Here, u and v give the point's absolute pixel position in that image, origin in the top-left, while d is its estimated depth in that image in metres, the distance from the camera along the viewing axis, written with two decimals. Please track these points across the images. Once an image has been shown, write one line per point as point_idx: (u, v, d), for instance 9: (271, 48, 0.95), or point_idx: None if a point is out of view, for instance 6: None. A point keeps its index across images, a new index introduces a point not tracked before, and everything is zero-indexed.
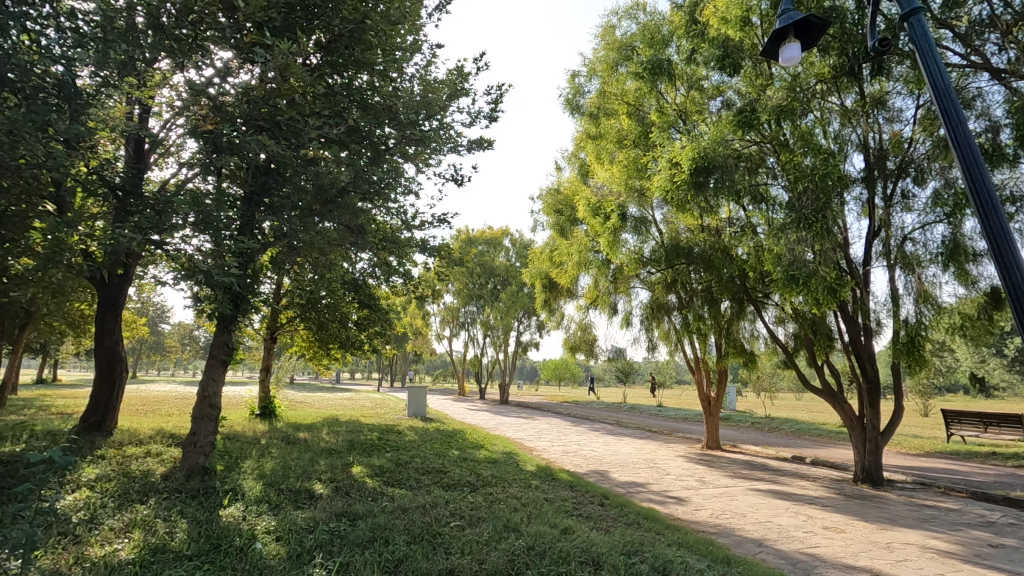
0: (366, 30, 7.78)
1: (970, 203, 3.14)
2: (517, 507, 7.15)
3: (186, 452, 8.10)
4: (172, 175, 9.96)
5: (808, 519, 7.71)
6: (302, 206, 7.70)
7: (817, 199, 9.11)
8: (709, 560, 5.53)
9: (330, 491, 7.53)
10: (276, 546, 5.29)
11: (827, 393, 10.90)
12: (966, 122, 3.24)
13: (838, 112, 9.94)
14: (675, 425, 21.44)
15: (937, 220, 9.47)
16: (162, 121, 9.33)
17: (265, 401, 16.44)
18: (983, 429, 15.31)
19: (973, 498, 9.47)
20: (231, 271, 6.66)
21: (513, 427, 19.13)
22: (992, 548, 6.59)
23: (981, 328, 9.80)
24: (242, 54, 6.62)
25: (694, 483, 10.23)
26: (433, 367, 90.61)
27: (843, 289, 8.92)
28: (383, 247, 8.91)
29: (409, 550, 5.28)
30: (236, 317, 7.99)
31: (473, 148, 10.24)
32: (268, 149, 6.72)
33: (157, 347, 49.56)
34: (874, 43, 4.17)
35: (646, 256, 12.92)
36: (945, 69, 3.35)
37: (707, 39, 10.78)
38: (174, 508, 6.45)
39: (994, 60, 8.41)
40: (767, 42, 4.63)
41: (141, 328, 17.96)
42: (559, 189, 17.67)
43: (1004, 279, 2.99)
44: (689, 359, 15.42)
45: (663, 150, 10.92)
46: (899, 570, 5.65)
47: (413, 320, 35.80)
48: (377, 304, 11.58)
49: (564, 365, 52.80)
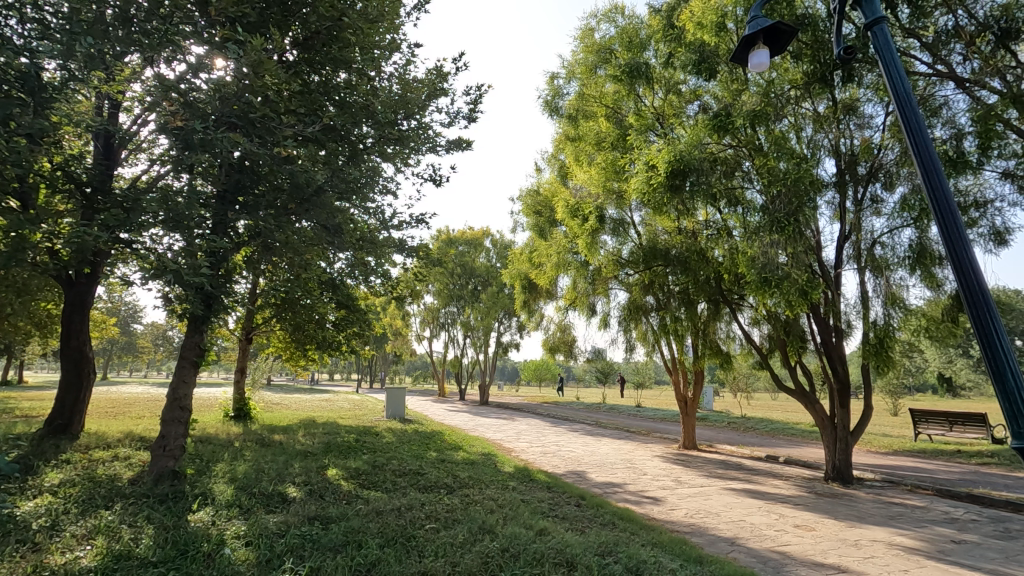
0: (344, 28, 7.75)
1: (928, 206, 3.22)
2: (493, 509, 7.12)
3: (154, 456, 7.89)
4: (142, 172, 9.69)
5: (779, 517, 7.84)
6: (278, 206, 7.75)
7: (790, 202, 9.25)
8: (681, 560, 5.58)
9: (303, 494, 7.42)
10: (245, 552, 5.20)
11: (800, 393, 11.08)
12: (926, 128, 3.31)
13: (811, 118, 10.11)
14: (653, 425, 21.67)
15: (905, 224, 9.72)
16: (132, 116, 9.07)
17: (240, 403, 16.15)
18: (949, 428, 15.73)
19: (938, 496, 9.73)
20: (203, 272, 6.50)
21: (493, 427, 19.16)
22: (954, 544, 6.78)
23: (945, 330, 10.13)
24: (216, 50, 6.45)
25: (670, 483, 10.32)
26: (414, 367, 90.17)
27: (814, 291, 9.05)
28: (361, 247, 8.80)
29: (382, 554, 5.23)
30: (209, 317, 7.84)
31: (452, 148, 10.21)
32: (241, 147, 6.55)
33: (128, 348, 48.43)
34: (840, 51, 4.26)
35: (624, 257, 13.00)
36: (906, 75, 3.44)
37: (684, 44, 10.87)
38: (141, 513, 6.30)
39: (959, 70, 8.64)
40: (737, 48, 4.69)
41: (111, 329, 17.47)
42: (538, 190, 17.69)
43: (960, 280, 3.06)
44: (666, 360, 15.56)
45: (640, 153, 10.98)
46: (866, 568, 5.77)
47: (393, 320, 35.60)
48: (355, 305, 11.46)
49: (544, 365, 53.00)
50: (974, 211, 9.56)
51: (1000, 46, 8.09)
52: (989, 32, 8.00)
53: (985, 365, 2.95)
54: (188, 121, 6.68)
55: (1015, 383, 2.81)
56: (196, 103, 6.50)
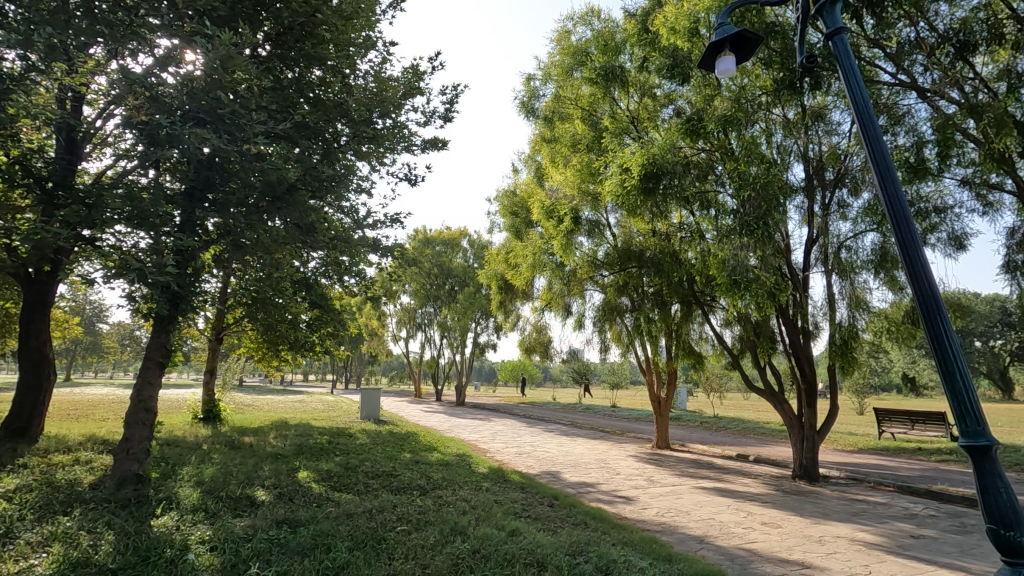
0: (317, 24, 7.70)
1: (884, 212, 3.32)
2: (465, 509, 7.12)
3: (117, 459, 7.66)
4: (108, 167, 9.42)
5: (747, 515, 8.00)
6: (250, 203, 7.51)
7: (759, 206, 9.46)
8: (650, 559, 5.64)
9: (272, 497, 7.30)
10: (210, 557, 5.09)
11: (769, 393, 11.31)
12: (881, 134, 3.42)
13: (781, 124, 10.36)
14: (628, 425, 21.90)
15: (869, 229, 10.01)
16: (96, 110, 8.79)
17: (209, 404, 15.77)
18: (910, 425, 16.24)
19: (899, 492, 10.05)
20: (168, 271, 6.29)
21: (469, 428, 19.12)
22: (914, 540, 7.00)
23: (905, 332, 10.48)
24: (185, 42, 6.25)
25: (642, 483, 10.41)
26: (390, 367, 89.46)
27: (782, 292, 9.27)
28: (335, 246, 8.68)
29: (352, 557, 5.16)
30: (176, 318, 7.64)
31: (427, 148, 10.17)
32: (209, 143, 6.35)
33: (93, 348, 46.95)
34: (803, 59, 4.37)
35: (600, 259, 13.11)
36: (864, 84, 3.55)
37: (658, 48, 11.04)
38: (100, 518, 6.11)
39: (920, 80, 8.90)
40: (704, 53, 4.75)
41: (74, 328, 16.88)
42: (515, 191, 17.71)
43: (913, 284, 3.16)
44: (640, 360, 15.68)
45: (615, 156, 11.07)
46: (828, 563, 5.92)
47: (369, 320, 35.26)
48: (329, 305, 11.27)
49: (521, 366, 52.97)
50: (934, 217, 9.91)
51: (959, 58, 8.36)
52: (949, 43, 8.28)
53: (936, 366, 3.03)
54: (153, 116, 6.47)
55: (964, 384, 2.90)
56: (163, 97, 6.24)
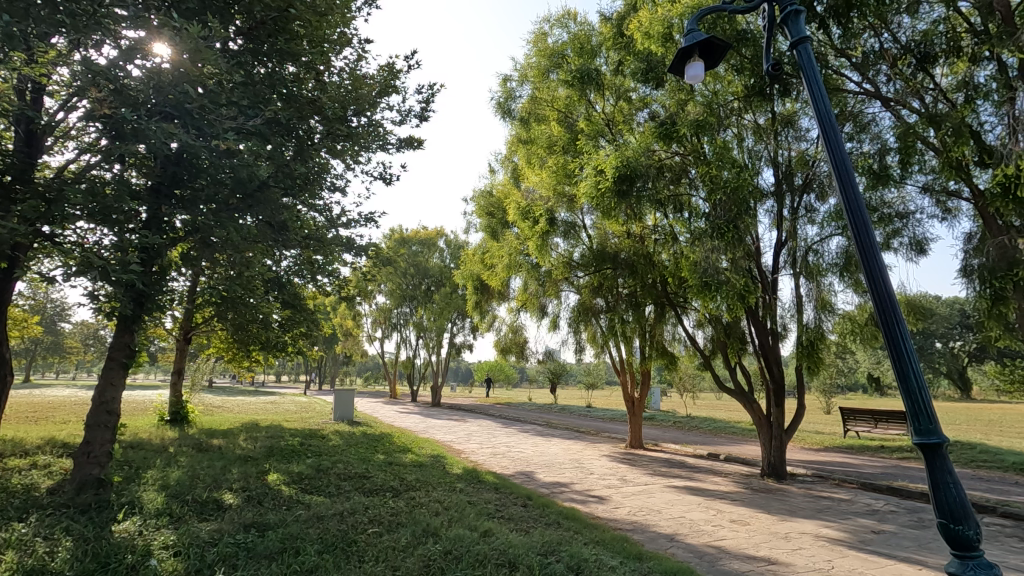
0: (291, 20, 7.56)
1: (844, 215, 3.43)
2: (438, 510, 7.13)
3: (77, 463, 7.38)
4: (70, 161, 9.08)
5: (716, 513, 8.14)
6: (219, 201, 7.34)
7: (730, 210, 9.66)
8: (621, 557, 5.70)
9: (240, 501, 7.15)
10: (173, 562, 4.96)
11: (739, 393, 11.53)
12: (841, 141, 3.53)
13: (751, 129, 10.60)
14: (603, 426, 22.07)
15: (834, 233, 10.31)
16: (57, 102, 8.45)
17: (177, 406, 15.37)
18: (874, 424, 16.73)
19: (862, 489, 10.36)
20: (132, 268, 6.07)
21: (444, 429, 19.03)
22: (875, 535, 7.22)
23: (869, 333, 10.82)
24: (152, 34, 6.07)
25: (615, 482, 10.51)
26: (364, 368, 88.67)
27: (751, 294, 9.47)
28: (308, 245, 8.54)
29: (320, 560, 5.09)
30: (141, 317, 7.42)
31: (403, 147, 10.10)
32: (176, 139, 6.17)
33: (54, 348, 45.32)
34: (769, 66, 4.47)
35: (575, 260, 13.35)
36: (827, 93, 3.66)
37: (633, 52, 11.25)
38: (58, 524, 5.91)
39: (884, 90, 9.17)
40: (674, 59, 4.82)
41: (33, 327, 16.23)
42: (492, 191, 17.72)
43: (871, 286, 3.27)
44: (615, 360, 15.81)
45: (590, 158, 11.15)
46: (793, 559, 6.06)
47: (344, 320, 34.86)
48: (302, 304, 11.07)
49: (497, 367, 52.89)
50: (897, 222, 10.25)
51: (920, 69, 8.67)
52: (910, 55, 8.65)
53: (891, 365, 3.14)
54: (117, 109, 6.28)
55: (917, 383, 3.01)
56: (127, 90, 6.07)
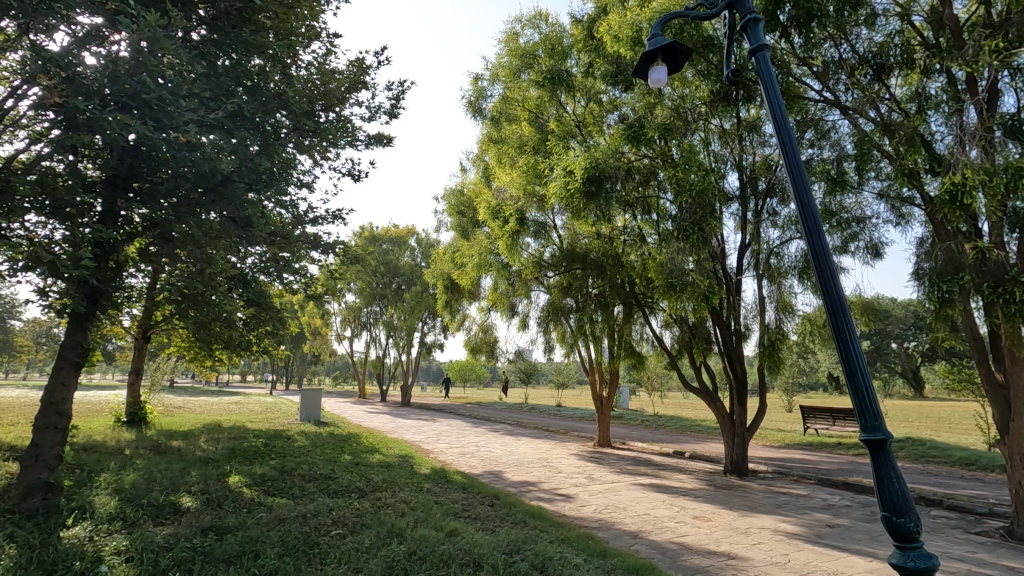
0: (256, 11, 7.44)
1: (798, 220, 3.53)
2: (405, 510, 7.07)
3: (25, 467, 7.07)
4: (20, 151, 8.65)
5: (680, 510, 8.30)
6: (180, 196, 7.15)
7: (695, 212, 9.88)
8: (585, 554, 5.75)
9: (199, 504, 6.95)
10: (125, 568, 4.82)
11: (704, 392, 11.75)
12: (796, 147, 3.63)
13: (717, 134, 10.79)
14: (573, 425, 22.22)
15: (795, 236, 10.63)
16: (6, 88, 8.02)
17: (134, 407, 14.83)
18: (832, 421, 17.29)
19: (820, 485, 10.71)
20: (85, 262, 5.80)
21: (415, 429, 18.89)
22: (829, 529, 7.47)
23: (826, 333, 11.22)
24: (109, 22, 5.87)
25: (583, 480, 10.64)
26: (333, 367, 87.53)
27: (715, 295, 9.66)
28: (273, 242, 8.31)
29: (281, 563, 4.99)
30: (94, 314, 7.15)
31: (372, 144, 9.99)
32: (132, 131, 5.96)
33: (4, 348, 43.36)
34: (729, 72, 4.58)
35: (545, 260, 13.29)
36: (783, 100, 3.77)
37: (603, 54, 11.37)
38: (2, 531, 5.63)
39: (843, 98, 9.46)
40: (638, 63, 4.90)
41: None
42: (462, 190, 17.63)
43: (823, 288, 3.37)
44: (585, 360, 15.99)
45: (560, 159, 11.21)
46: (752, 554, 6.21)
47: (312, 319, 34.31)
48: (267, 303, 10.83)
49: (468, 367, 52.75)
50: (855, 226, 10.53)
51: (876, 79, 8.96)
52: (867, 65, 8.95)
53: (841, 365, 3.25)
54: (70, 98, 6.06)
55: (864, 382, 3.12)
56: (81, 79, 5.84)
